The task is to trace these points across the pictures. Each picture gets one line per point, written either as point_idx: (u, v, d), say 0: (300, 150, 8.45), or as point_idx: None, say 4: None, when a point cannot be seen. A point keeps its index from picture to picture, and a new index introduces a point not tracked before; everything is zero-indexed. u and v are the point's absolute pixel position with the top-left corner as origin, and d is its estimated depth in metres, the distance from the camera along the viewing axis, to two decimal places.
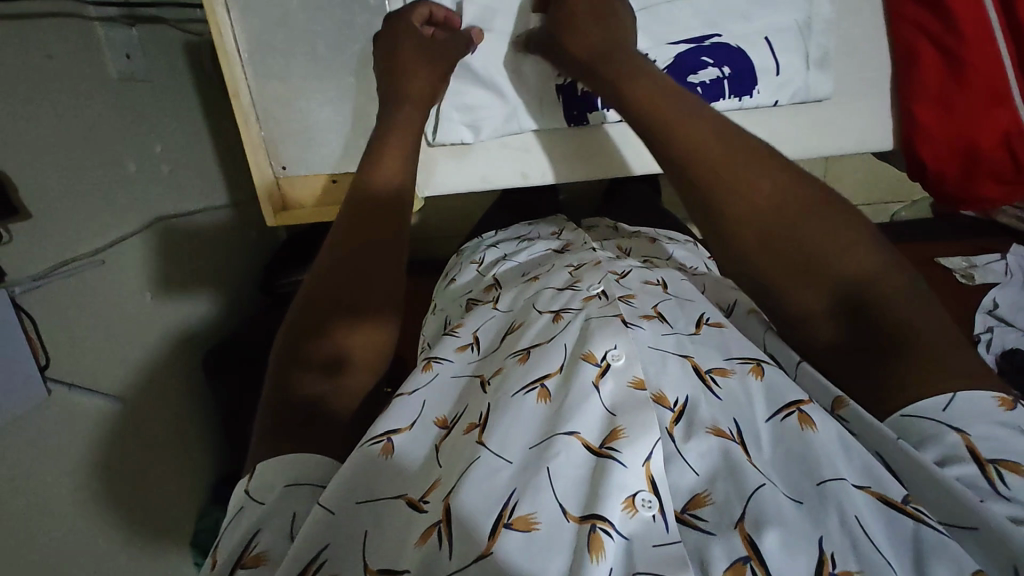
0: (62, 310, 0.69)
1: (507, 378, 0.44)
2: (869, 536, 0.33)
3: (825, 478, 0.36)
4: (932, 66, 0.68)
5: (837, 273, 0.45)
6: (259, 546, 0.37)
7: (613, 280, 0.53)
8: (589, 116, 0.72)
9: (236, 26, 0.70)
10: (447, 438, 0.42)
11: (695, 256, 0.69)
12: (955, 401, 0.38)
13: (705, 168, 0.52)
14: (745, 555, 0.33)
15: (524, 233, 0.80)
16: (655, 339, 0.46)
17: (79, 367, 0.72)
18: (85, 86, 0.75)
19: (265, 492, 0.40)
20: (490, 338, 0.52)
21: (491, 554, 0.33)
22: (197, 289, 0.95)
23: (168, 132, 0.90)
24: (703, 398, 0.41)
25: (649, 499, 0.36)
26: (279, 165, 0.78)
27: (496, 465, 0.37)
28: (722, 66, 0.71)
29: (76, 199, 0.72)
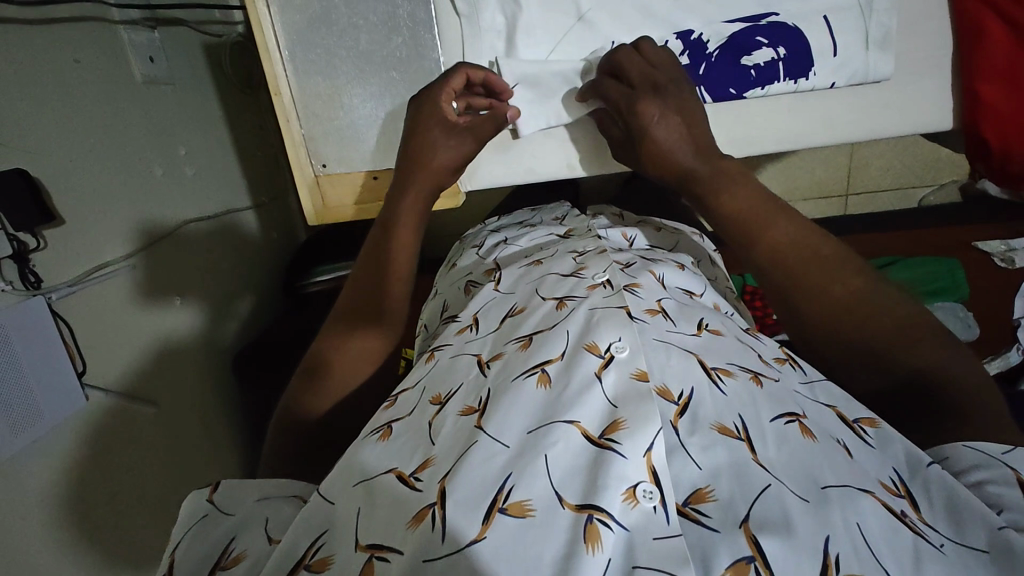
0: (95, 311, 0.73)
1: (509, 364, 0.45)
2: (869, 544, 0.34)
3: (828, 484, 0.36)
4: (996, 39, 0.64)
5: (896, 362, 0.46)
6: (237, 548, 0.41)
7: (618, 269, 0.53)
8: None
9: (276, 21, 0.66)
10: (439, 414, 0.43)
11: (701, 250, 0.69)
12: (1016, 450, 0.39)
13: (771, 266, 0.52)
14: (750, 554, 0.33)
15: (525, 219, 0.79)
16: (660, 333, 0.46)
17: (110, 373, 0.75)
18: (111, 89, 0.77)
19: (235, 502, 0.44)
20: (490, 319, 0.53)
21: (482, 540, 0.34)
22: (221, 285, 0.98)
23: (192, 134, 0.92)
24: (708, 391, 0.41)
25: (651, 491, 0.36)
26: (319, 163, 0.73)
27: (493, 450, 0.38)
28: (776, 47, 0.65)
29: (107, 204, 0.75)
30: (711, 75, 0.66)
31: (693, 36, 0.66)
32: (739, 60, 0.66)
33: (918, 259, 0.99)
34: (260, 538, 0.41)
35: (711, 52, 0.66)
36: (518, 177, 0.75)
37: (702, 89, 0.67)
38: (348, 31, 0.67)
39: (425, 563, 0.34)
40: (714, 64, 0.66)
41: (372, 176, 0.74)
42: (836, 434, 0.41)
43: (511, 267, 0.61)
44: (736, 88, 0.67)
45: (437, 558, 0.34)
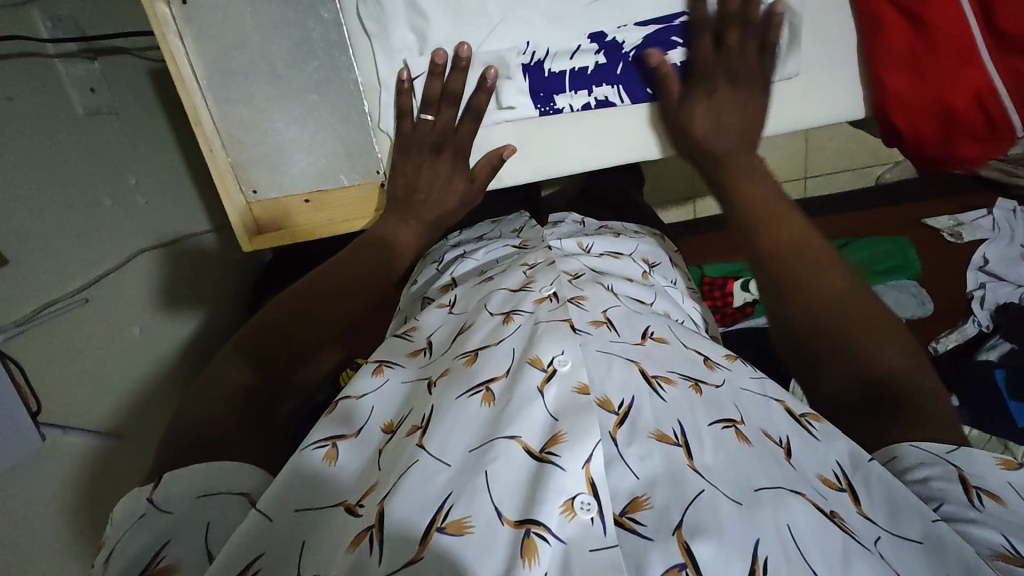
0: (59, 347, 0.72)
1: (453, 382, 0.45)
2: (801, 550, 0.33)
3: (763, 486, 0.36)
4: (896, 29, 0.64)
5: (868, 360, 0.49)
6: (169, 557, 0.39)
7: (566, 280, 0.53)
8: (558, 99, 0.68)
9: (190, 51, 0.66)
10: (389, 443, 0.44)
11: (656, 250, 0.67)
12: (960, 449, 0.42)
13: (767, 258, 0.57)
14: (682, 562, 0.33)
15: (486, 232, 0.77)
16: (603, 343, 0.46)
17: (73, 410, 0.73)
18: (50, 123, 0.76)
19: (174, 500, 0.42)
20: (443, 341, 0.52)
21: (419, 560, 0.35)
22: (185, 310, 0.97)
23: (142, 160, 0.91)
24: (648, 399, 0.41)
25: (588, 502, 0.36)
26: (250, 189, 0.72)
27: (434, 469, 0.39)
28: (689, 47, 0.67)
29: (54, 241, 0.73)
30: (627, 74, 0.68)
31: (607, 38, 0.66)
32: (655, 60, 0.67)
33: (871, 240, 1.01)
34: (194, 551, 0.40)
35: (626, 53, 0.67)
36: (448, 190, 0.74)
37: (618, 90, 0.68)
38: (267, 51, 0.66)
39: None
40: (630, 64, 0.68)
41: (304, 199, 0.73)
42: (780, 430, 0.41)
43: (466, 284, 0.60)
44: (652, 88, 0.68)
45: None
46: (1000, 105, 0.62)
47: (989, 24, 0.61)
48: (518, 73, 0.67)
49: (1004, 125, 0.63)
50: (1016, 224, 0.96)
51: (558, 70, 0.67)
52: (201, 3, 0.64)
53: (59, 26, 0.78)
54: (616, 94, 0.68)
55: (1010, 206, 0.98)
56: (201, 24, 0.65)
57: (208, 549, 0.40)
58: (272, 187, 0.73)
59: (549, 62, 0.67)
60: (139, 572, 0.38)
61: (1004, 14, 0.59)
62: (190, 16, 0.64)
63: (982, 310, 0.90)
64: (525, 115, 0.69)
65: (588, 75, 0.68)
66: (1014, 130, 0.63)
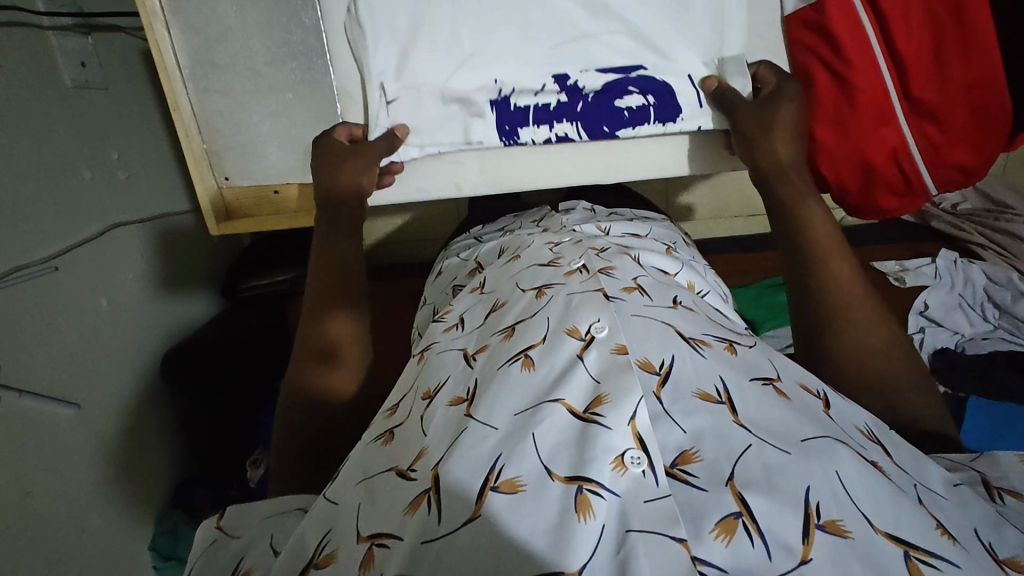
0: (24, 318, 0.66)
1: (494, 355, 0.45)
2: (849, 493, 0.34)
3: (808, 437, 0.37)
4: (825, 90, 0.64)
5: (903, 404, 0.52)
6: (247, 561, 0.42)
7: (594, 254, 0.56)
8: (521, 132, 0.68)
9: (175, 40, 0.66)
10: (429, 407, 0.44)
11: (672, 233, 0.72)
12: (984, 456, 0.44)
13: (825, 291, 0.56)
14: (737, 511, 0.33)
15: (509, 225, 0.77)
16: (638, 308, 0.48)
17: (32, 374, 0.67)
18: (39, 91, 0.72)
19: (238, 525, 0.46)
20: (476, 318, 0.53)
21: (477, 518, 0.35)
22: (155, 299, 0.91)
23: (126, 139, 0.87)
24: (688, 357, 0.43)
25: (638, 456, 0.36)
26: (222, 176, 0.74)
27: (482, 433, 0.39)
28: (646, 94, 0.67)
29: (32, 208, 0.69)
30: (586, 112, 0.67)
31: (569, 80, 0.68)
32: (612, 103, 0.67)
33: None
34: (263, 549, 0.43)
35: (586, 95, 0.68)
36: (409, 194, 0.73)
37: (578, 127, 0.68)
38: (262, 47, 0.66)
39: (424, 544, 0.35)
40: (589, 104, 0.67)
41: (273, 189, 0.75)
42: (816, 384, 0.44)
43: (493, 265, 0.62)
44: (609, 127, 0.68)
45: (437, 538, 0.35)
46: (915, 164, 0.63)
47: (905, 93, 0.61)
48: (486, 108, 0.67)
49: (920, 182, 0.64)
50: (956, 276, 1.02)
51: (523, 105, 0.68)
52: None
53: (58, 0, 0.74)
54: (576, 131, 0.68)
55: (951, 258, 1.05)
56: (189, 16, 0.65)
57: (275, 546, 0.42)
58: (243, 176, 0.73)
59: (516, 97, 0.68)
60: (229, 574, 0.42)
61: (917, 83, 0.60)
62: (177, 7, 0.64)
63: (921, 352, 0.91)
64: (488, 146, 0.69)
65: (550, 111, 0.68)
66: (926, 190, 0.65)
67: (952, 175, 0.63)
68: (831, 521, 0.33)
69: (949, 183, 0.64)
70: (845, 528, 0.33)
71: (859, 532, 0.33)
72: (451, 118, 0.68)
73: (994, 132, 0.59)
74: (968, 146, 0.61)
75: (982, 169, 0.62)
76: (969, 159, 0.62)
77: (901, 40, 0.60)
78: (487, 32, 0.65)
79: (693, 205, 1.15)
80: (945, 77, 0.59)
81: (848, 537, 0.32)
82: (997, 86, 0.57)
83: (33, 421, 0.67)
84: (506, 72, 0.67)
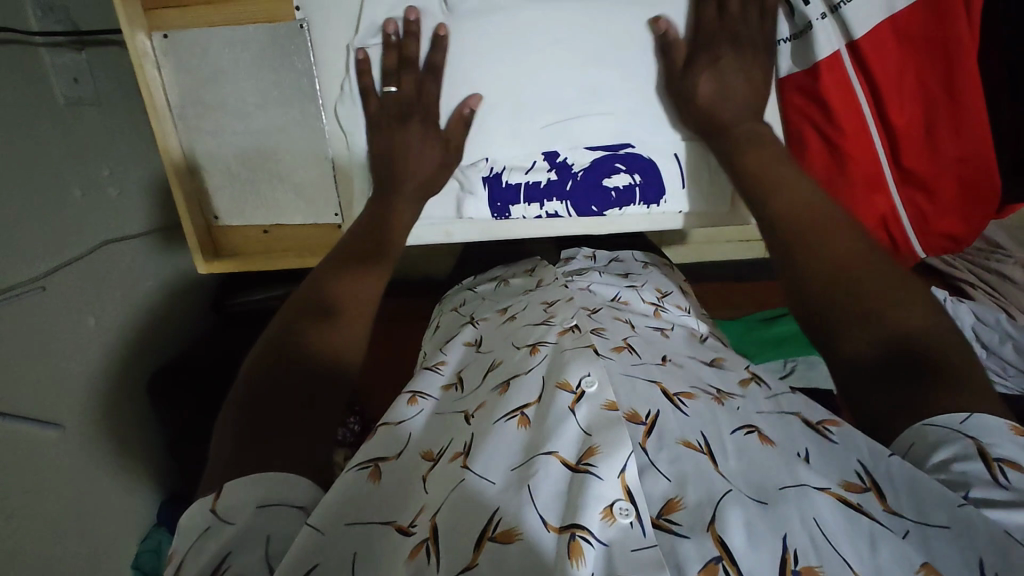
0: (8, 338, 0.66)
1: (489, 409, 0.46)
2: (828, 540, 0.34)
3: (786, 484, 0.37)
4: (817, 155, 0.66)
5: (881, 316, 0.43)
6: (235, 565, 0.34)
7: (585, 314, 0.56)
8: (512, 208, 0.69)
9: (167, 82, 0.65)
10: (433, 470, 0.44)
11: (669, 282, 0.74)
12: (973, 418, 0.36)
13: (782, 221, 0.52)
14: (717, 556, 0.33)
15: (500, 274, 0.79)
16: (625, 366, 0.48)
17: (14, 397, 0.66)
18: (30, 109, 0.72)
19: (234, 507, 0.36)
20: (474, 376, 0.55)
21: (475, 566, 0.34)
22: (144, 315, 0.91)
23: (117, 156, 0.86)
24: (671, 413, 0.43)
25: (627, 507, 0.36)
26: (212, 215, 0.72)
27: (481, 485, 0.39)
28: (633, 174, 0.68)
29: (19, 226, 0.69)
30: (575, 191, 0.68)
31: (559, 157, 0.68)
32: (600, 181, 0.68)
33: None
34: (258, 562, 0.35)
35: (575, 172, 0.68)
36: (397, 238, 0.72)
37: (567, 205, 0.68)
38: (251, 80, 0.65)
39: None
40: (578, 183, 0.68)
41: (262, 230, 0.73)
42: (801, 442, 0.41)
43: (489, 322, 0.63)
44: (597, 206, 0.69)
45: None
46: (904, 233, 0.67)
47: (897, 163, 0.64)
48: (478, 186, 0.68)
49: (907, 248, 0.68)
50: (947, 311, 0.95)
51: (513, 182, 0.68)
52: (184, 40, 0.63)
53: (50, 16, 0.74)
54: (565, 209, 0.69)
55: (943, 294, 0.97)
56: (181, 57, 0.64)
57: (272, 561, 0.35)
58: (232, 216, 0.72)
59: (507, 175, 0.68)
60: None
61: (908, 156, 0.63)
62: (171, 48, 0.64)
63: None
64: (480, 220, 0.70)
65: (541, 189, 0.68)
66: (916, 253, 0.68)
67: (941, 242, 0.67)
68: (807, 569, 0.32)
69: (939, 247, 0.68)
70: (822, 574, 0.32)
71: None
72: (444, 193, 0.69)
73: (984, 205, 0.62)
74: (957, 216, 0.64)
75: (970, 237, 0.66)
76: (954, 227, 0.65)
77: (895, 114, 0.62)
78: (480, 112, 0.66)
79: None
80: (935, 152, 0.62)
81: None
82: (985, 167, 0.60)
83: (15, 443, 0.66)
84: (497, 150, 0.68)
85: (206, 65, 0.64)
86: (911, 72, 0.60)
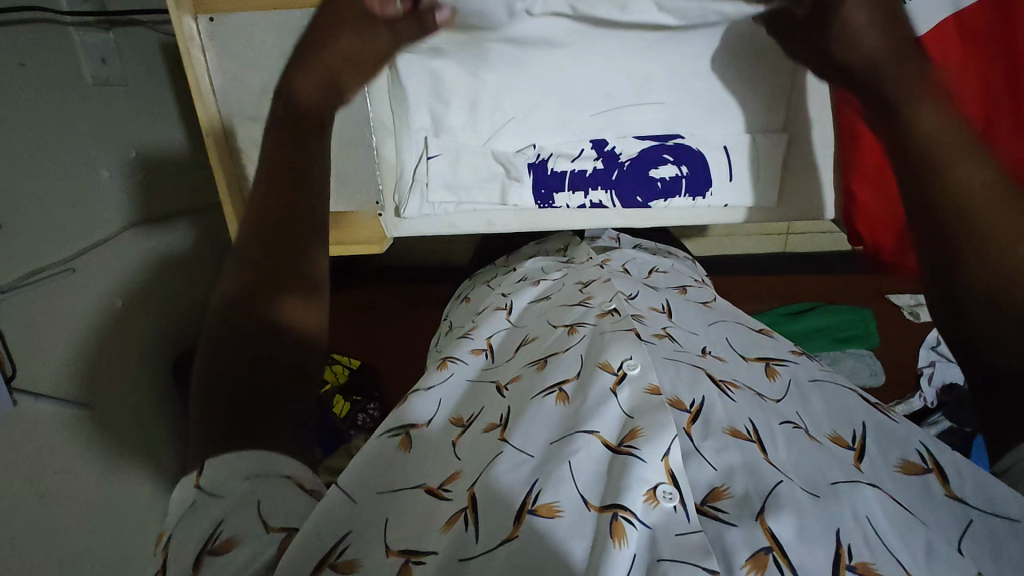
0: (37, 319, 0.66)
1: (526, 383, 0.48)
2: (879, 535, 0.34)
3: (838, 480, 0.37)
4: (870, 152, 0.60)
5: None
6: (228, 530, 0.32)
7: (624, 298, 0.57)
8: (556, 196, 0.69)
9: (211, 66, 0.64)
10: (464, 436, 0.45)
11: (694, 271, 0.76)
12: None
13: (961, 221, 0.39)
14: (767, 546, 0.34)
15: (533, 250, 0.80)
16: (669, 351, 0.49)
17: (44, 378, 0.67)
18: (59, 89, 0.72)
19: (219, 482, 0.33)
20: (505, 350, 0.56)
21: (515, 538, 0.35)
22: (166, 294, 0.91)
23: (143, 137, 0.86)
24: (718, 400, 0.43)
25: (670, 491, 0.36)
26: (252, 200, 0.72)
27: (518, 458, 0.40)
28: (680, 165, 0.67)
29: (49, 208, 0.69)
30: (620, 181, 0.68)
31: (607, 146, 0.69)
32: (647, 171, 0.68)
33: (837, 307, 0.99)
34: (255, 524, 0.33)
35: (622, 162, 0.68)
36: (439, 227, 0.72)
37: (612, 195, 0.68)
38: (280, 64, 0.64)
39: (462, 561, 0.34)
40: (625, 172, 0.68)
41: None
42: (853, 424, 0.43)
43: (523, 295, 0.64)
44: (642, 197, 0.68)
45: (474, 556, 0.35)
46: None
47: None
48: (524, 173, 0.68)
49: None
50: None
51: (559, 170, 0.68)
52: (227, 21, 0.62)
53: None
54: (610, 198, 0.68)
55: None
56: (224, 42, 0.63)
57: (266, 520, 0.33)
58: None
59: (552, 162, 0.68)
60: (200, 553, 0.31)
61: None
62: (215, 32, 0.63)
63: (929, 388, 0.86)
64: (524, 208, 0.70)
65: (586, 177, 0.68)
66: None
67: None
68: (862, 565, 0.32)
69: None
70: (877, 570, 0.32)
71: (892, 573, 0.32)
72: (489, 179, 0.69)
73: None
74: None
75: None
76: None
77: None
78: (529, 100, 0.66)
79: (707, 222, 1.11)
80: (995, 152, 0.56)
81: None
82: None
83: (46, 424, 0.67)
84: (544, 139, 0.69)
85: (247, 48, 0.63)
86: (974, 71, 0.55)
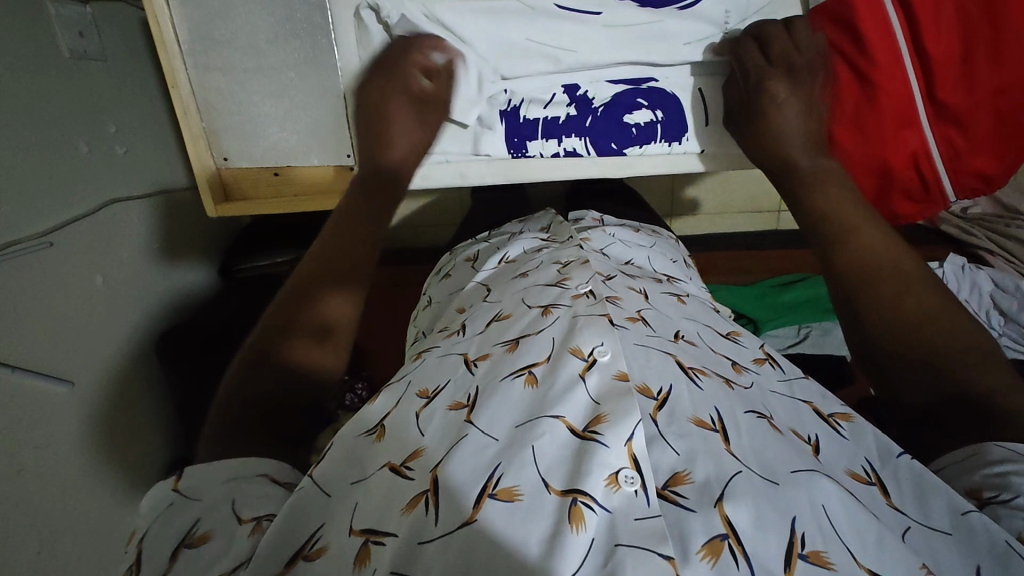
0: (16, 290, 0.66)
1: (496, 365, 0.45)
2: (832, 524, 0.34)
3: (798, 469, 0.37)
4: (846, 88, 0.58)
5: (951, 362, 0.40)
6: (203, 526, 0.35)
7: (600, 280, 0.56)
8: (529, 145, 0.65)
9: (176, 16, 0.61)
10: (427, 407, 0.43)
11: (677, 250, 0.76)
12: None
13: (847, 264, 0.46)
14: (723, 532, 0.33)
15: (514, 229, 0.78)
16: (640, 337, 0.47)
17: (25, 350, 0.67)
18: (36, 63, 0.70)
19: (199, 483, 0.37)
20: (477, 323, 0.54)
21: (475, 521, 0.34)
22: (149, 268, 0.90)
23: (124, 110, 0.85)
24: (686, 386, 0.42)
25: (633, 475, 0.36)
26: (221, 156, 0.69)
27: (483, 442, 0.38)
28: (655, 110, 0.64)
29: (27, 182, 0.68)
30: (595, 128, 0.64)
31: (579, 91, 0.65)
32: (621, 118, 0.64)
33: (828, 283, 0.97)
34: (227, 520, 0.36)
35: (596, 108, 0.64)
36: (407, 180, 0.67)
37: (586, 142, 0.65)
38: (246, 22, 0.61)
39: (419, 545, 0.34)
40: (599, 119, 0.64)
41: (273, 172, 0.71)
42: (809, 429, 0.42)
43: (502, 280, 0.62)
44: (618, 143, 0.65)
45: (431, 540, 0.34)
46: (934, 170, 0.59)
47: (931, 97, 0.57)
48: (496, 120, 0.65)
49: (937, 189, 0.61)
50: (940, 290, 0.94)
51: (531, 117, 0.65)
52: None
53: None
54: (584, 146, 0.65)
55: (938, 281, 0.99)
56: None
57: (239, 512, 0.36)
58: (241, 156, 0.69)
59: (524, 108, 0.65)
60: (175, 548, 0.34)
61: (943, 87, 0.56)
62: None
63: None
64: (497, 157, 0.66)
65: (560, 124, 0.64)
66: (944, 193, 0.61)
67: (973, 181, 0.60)
68: (814, 553, 0.32)
69: (969, 188, 0.61)
70: (830, 560, 0.32)
71: (842, 564, 0.32)
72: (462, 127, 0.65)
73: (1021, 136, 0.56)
74: (991, 153, 0.58)
75: (1002, 177, 0.60)
76: (988, 166, 0.58)
77: (928, 38, 0.55)
78: None
79: (699, 201, 1.09)
80: (968, 81, 0.55)
81: (831, 568, 0.31)
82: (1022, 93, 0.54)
83: (27, 397, 0.67)
84: (517, 84, 0.65)
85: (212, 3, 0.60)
86: None
